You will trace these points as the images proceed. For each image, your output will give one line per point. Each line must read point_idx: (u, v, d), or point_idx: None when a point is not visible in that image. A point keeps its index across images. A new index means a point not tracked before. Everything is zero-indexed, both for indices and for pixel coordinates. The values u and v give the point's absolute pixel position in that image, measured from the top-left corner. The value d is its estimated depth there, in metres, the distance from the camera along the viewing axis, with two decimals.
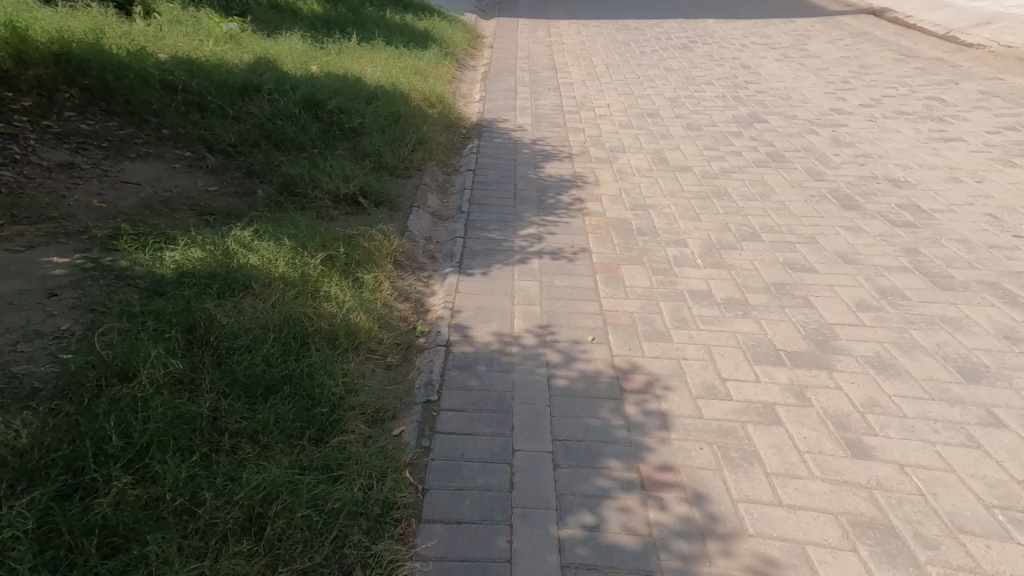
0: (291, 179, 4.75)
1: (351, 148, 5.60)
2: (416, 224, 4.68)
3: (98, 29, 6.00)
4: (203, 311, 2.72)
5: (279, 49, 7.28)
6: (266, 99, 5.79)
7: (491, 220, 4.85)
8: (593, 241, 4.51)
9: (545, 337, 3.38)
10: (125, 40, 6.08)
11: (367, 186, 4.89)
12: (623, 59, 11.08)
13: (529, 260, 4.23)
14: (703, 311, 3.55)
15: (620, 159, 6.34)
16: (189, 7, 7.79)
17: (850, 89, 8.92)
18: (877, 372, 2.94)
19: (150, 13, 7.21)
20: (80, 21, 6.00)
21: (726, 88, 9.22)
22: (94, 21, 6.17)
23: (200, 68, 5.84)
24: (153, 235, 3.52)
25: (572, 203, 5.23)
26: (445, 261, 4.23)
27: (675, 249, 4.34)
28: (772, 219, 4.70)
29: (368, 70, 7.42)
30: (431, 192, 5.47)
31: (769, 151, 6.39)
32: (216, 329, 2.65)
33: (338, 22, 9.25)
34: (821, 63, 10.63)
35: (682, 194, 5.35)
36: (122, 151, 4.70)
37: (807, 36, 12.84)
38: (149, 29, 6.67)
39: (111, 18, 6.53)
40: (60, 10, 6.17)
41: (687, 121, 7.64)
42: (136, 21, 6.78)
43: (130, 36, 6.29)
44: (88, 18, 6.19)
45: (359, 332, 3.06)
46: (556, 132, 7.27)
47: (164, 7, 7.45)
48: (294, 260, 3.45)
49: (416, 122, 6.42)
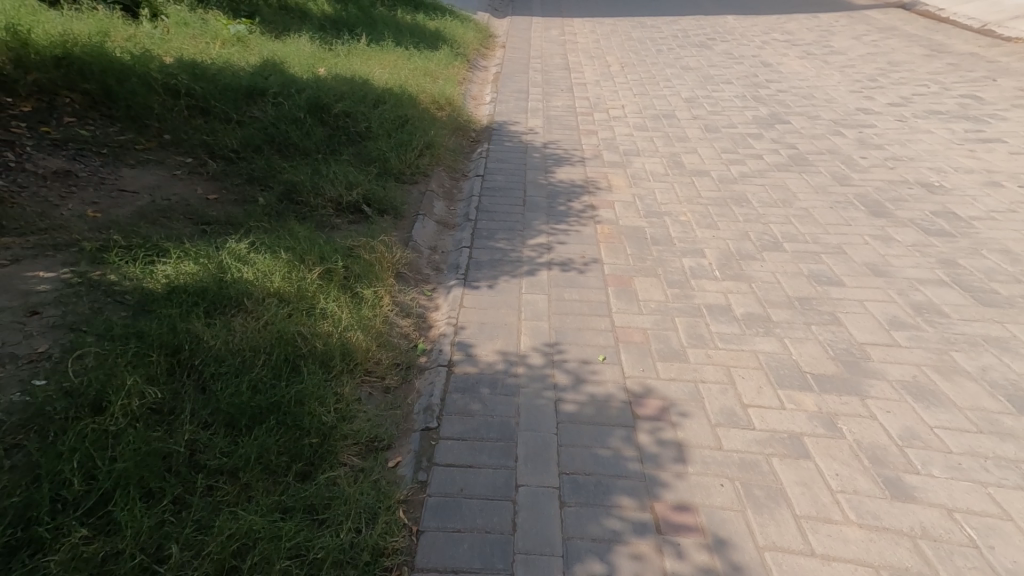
0: (292, 187, 4.61)
1: (356, 153, 5.46)
2: (420, 232, 4.52)
3: (105, 33, 5.92)
4: (189, 333, 2.57)
5: (287, 51, 7.16)
6: (270, 103, 5.66)
7: (499, 228, 4.66)
8: (604, 250, 4.33)
9: (552, 357, 3.19)
10: (130, 43, 6.00)
11: (370, 193, 4.74)
12: (639, 58, 10.82)
13: (538, 271, 4.05)
14: (722, 329, 3.35)
15: (633, 163, 6.13)
16: (197, 9, 7.70)
17: (878, 87, 8.58)
18: (915, 400, 2.69)
19: (158, 15, 7.12)
20: (86, 25, 5.95)
21: (746, 87, 8.93)
22: (100, 24, 6.09)
23: (205, 71, 5.72)
24: (146, 247, 3.39)
25: (583, 210, 5.03)
26: (449, 273, 4.06)
27: (691, 259, 4.15)
28: (795, 227, 4.45)
29: (377, 72, 7.29)
30: (437, 198, 5.30)
31: (792, 153, 6.12)
32: (201, 352, 2.51)
33: (348, 22, 9.14)
34: (846, 60, 10.27)
35: (698, 200, 5.13)
36: (121, 158, 4.62)
37: (833, 31, 12.43)
38: (156, 31, 6.60)
39: (118, 21, 6.47)
40: (66, 13, 6.11)
41: (705, 122, 7.39)
42: (143, 23, 6.69)
43: (137, 39, 6.21)
44: (94, 21, 6.14)
45: (356, 352, 2.89)
46: (568, 135, 7.07)
47: (173, 9, 7.36)
48: (291, 274, 3.29)
49: (424, 125, 6.26)
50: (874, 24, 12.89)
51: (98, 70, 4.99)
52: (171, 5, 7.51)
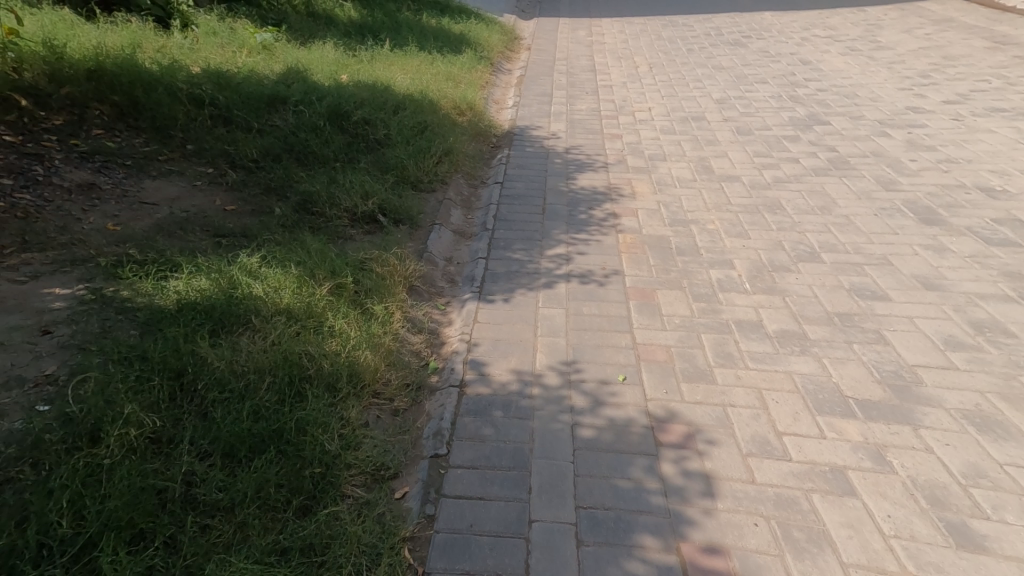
0: (309, 197, 4.55)
1: (374, 161, 5.39)
2: (435, 243, 4.40)
3: (136, 44, 5.99)
4: (192, 354, 2.49)
5: (311, 58, 7.15)
6: (291, 112, 5.63)
7: (517, 238, 4.53)
8: (626, 262, 4.18)
9: (569, 377, 3.02)
10: (159, 53, 6.07)
11: (386, 203, 4.66)
12: (668, 58, 10.55)
13: (556, 284, 3.92)
14: (753, 348, 3.16)
15: (659, 168, 5.95)
16: (226, 18, 7.76)
17: (930, 84, 8.30)
18: (978, 433, 2.45)
19: (188, 25, 7.19)
20: (118, 36, 6.03)
21: (782, 86, 8.60)
22: (132, 35, 6.16)
23: (229, 81, 5.71)
24: (159, 261, 3.32)
25: (605, 219, 4.86)
26: (464, 285, 3.93)
27: (719, 271, 3.98)
28: (834, 236, 4.35)
29: (399, 78, 7.24)
30: (455, 207, 5.19)
31: (832, 157, 5.98)
32: (204, 375, 2.43)
33: (373, 28, 9.14)
34: (895, 56, 9.83)
35: (728, 208, 4.98)
36: (144, 169, 4.57)
37: (881, 25, 11.93)
38: (185, 41, 6.67)
39: (148, 31, 6.54)
40: (100, 25, 6.19)
41: (737, 125, 7.13)
42: (174, 33, 6.76)
43: (167, 50, 6.26)
44: (125, 32, 6.22)
45: (363, 372, 2.78)
46: (593, 139, 6.89)
47: (202, 18, 7.42)
48: (301, 289, 3.21)
49: (443, 131, 6.16)
50: (931, 17, 12.28)
51: (126, 82, 5.03)
52: (201, 14, 7.57)
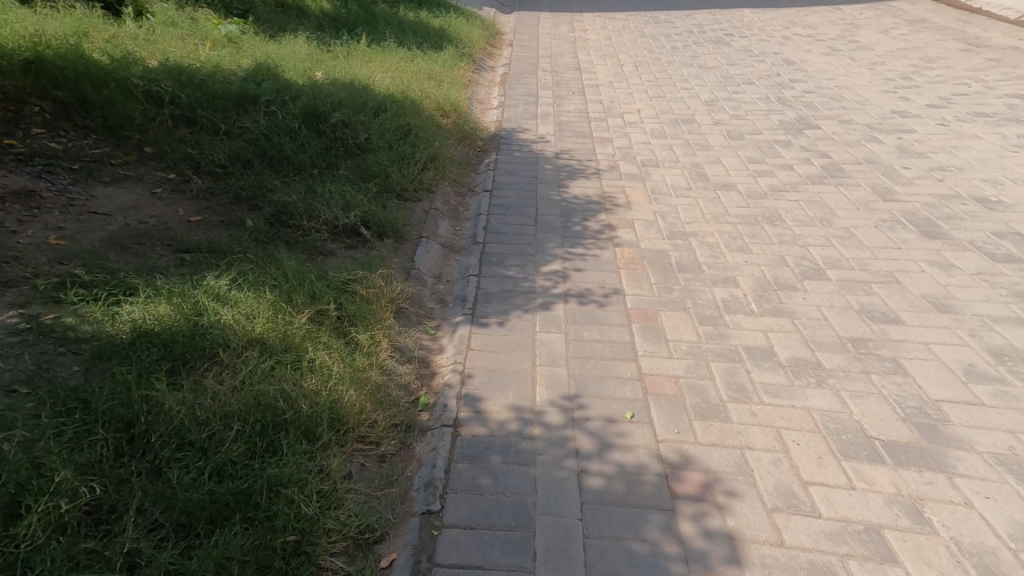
0: (284, 208, 4.23)
1: (355, 167, 5.09)
2: (423, 258, 4.17)
3: (83, 34, 5.55)
4: (146, 400, 2.18)
5: (282, 53, 6.76)
6: (263, 113, 5.28)
7: (509, 252, 4.29)
8: (625, 279, 3.96)
9: (572, 415, 2.81)
10: (110, 45, 5.62)
11: (369, 215, 4.38)
12: (653, 56, 10.35)
13: (553, 305, 3.71)
14: (766, 379, 2.95)
15: (653, 175, 5.74)
16: (186, 6, 7.28)
17: (914, 87, 8.25)
18: (1016, 482, 2.33)
19: (144, 15, 6.73)
20: (63, 25, 5.55)
21: (769, 88, 8.47)
22: (77, 22, 5.70)
23: (193, 78, 5.34)
24: (111, 283, 2.96)
25: (601, 231, 4.64)
26: (455, 306, 3.69)
27: (723, 290, 3.78)
28: (836, 251, 4.19)
29: (378, 76, 6.90)
30: (443, 217, 4.93)
31: (825, 163, 5.83)
32: (159, 426, 2.11)
33: (347, 21, 8.74)
34: (877, 57, 9.79)
35: (725, 219, 4.79)
36: (94, 175, 4.17)
37: (860, 25, 11.91)
38: (140, 32, 6.22)
39: (98, 20, 6.06)
40: (40, 10, 5.69)
41: (727, 129, 6.96)
42: (128, 22, 6.29)
43: (119, 41, 5.84)
44: (71, 20, 5.73)
45: (347, 414, 2.49)
46: (581, 143, 6.65)
47: (159, 7, 6.95)
48: (276, 317, 2.90)
49: (428, 135, 5.86)
50: (907, 17, 12.34)
51: (71, 75, 4.63)
52: (158, 3, 7.09)
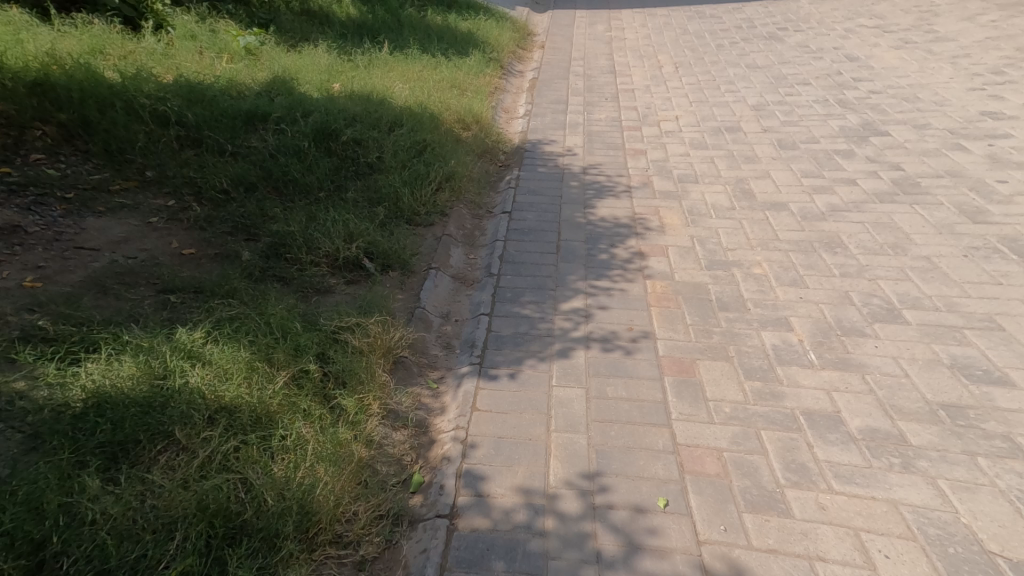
0: (282, 239, 3.91)
1: (363, 189, 4.76)
2: (430, 294, 3.81)
3: (99, 52, 5.45)
4: (69, 513, 1.90)
5: (300, 65, 6.53)
6: (271, 131, 5.02)
7: (527, 287, 3.96)
8: (656, 319, 3.61)
9: (593, 501, 2.32)
10: (124, 62, 5.48)
11: (373, 245, 4.02)
12: (696, 56, 9.72)
13: (572, 352, 3.33)
14: (834, 458, 2.42)
15: (691, 194, 5.23)
16: (208, 18, 7.14)
17: (1006, 84, 7.41)
18: None
19: (164, 28, 6.61)
20: (78, 43, 5.46)
21: (828, 88, 7.74)
22: (94, 39, 5.60)
23: (203, 95, 5.13)
24: (75, 339, 2.66)
25: (630, 259, 4.30)
26: (462, 353, 3.34)
27: (773, 334, 3.38)
28: (915, 286, 3.70)
29: (399, 87, 6.59)
30: (457, 245, 4.54)
31: (897, 177, 5.26)
32: (78, 553, 1.81)
33: (372, 28, 8.49)
34: (959, 49, 8.91)
35: (775, 245, 4.34)
36: (88, 205, 3.95)
37: (938, 13, 10.91)
38: (157, 45, 6.08)
39: (116, 35, 5.96)
40: (58, 29, 5.65)
41: (778, 137, 6.34)
42: (146, 36, 6.18)
43: (135, 57, 5.72)
44: (88, 36, 5.64)
45: (317, 510, 2.11)
46: (613, 156, 6.14)
47: (180, 20, 6.82)
48: (247, 379, 2.52)
49: (446, 151, 5.48)
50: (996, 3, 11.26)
51: (75, 95, 4.46)
52: (179, 14, 6.96)
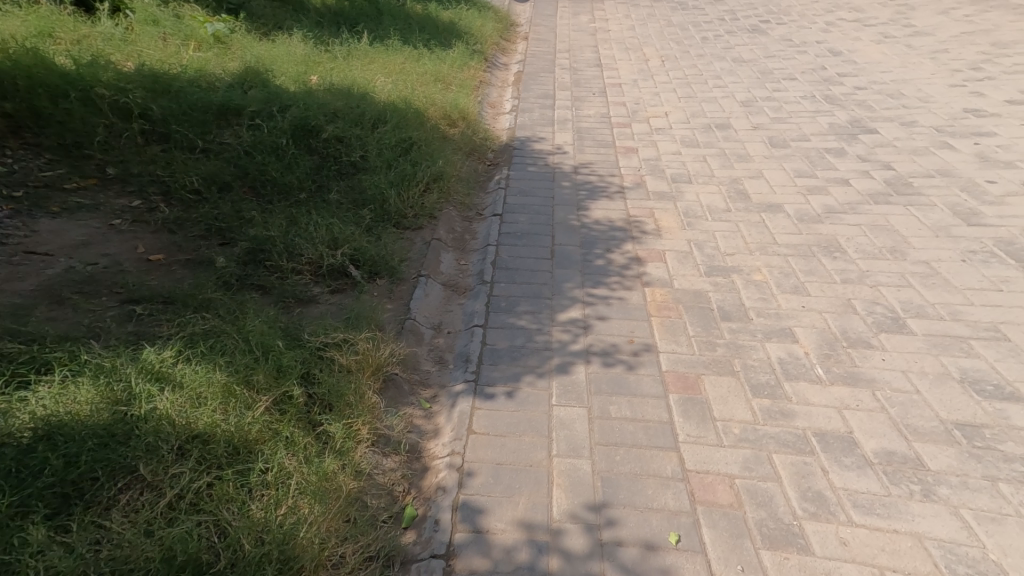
0: (260, 244, 3.65)
1: (347, 190, 4.52)
2: (420, 304, 3.63)
3: (48, 35, 5.20)
4: (9, 571, 1.67)
5: (274, 54, 6.22)
6: (246, 127, 4.74)
7: (522, 296, 3.81)
8: (658, 330, 3.50)
9: (600, 537, 2.21)
10: (78, 48, 5.19)
11: (360, 252, 3.81)
12: (682, 49, 9.57)
13: (572, 367, 3.20)
14: (851, 486, 2.37)
15: (685, 194, 5.09)
16: (171, 1, 6.79)
17: (986, 79, 7.43)
18: None
19: (123, 11, 6.28)
20: (26, 26, 5.19)
21: (814, 83, 7.67)
22: (44, 21, 5.33)
23: (169, 86, 4.82)
24: (23, 359, 2.35)
25: (627, 265, 4.16)
26: (456, 369, 3.15)
27: (779, 346, 3.26)
28: (917, 292, 3.61)
29: (380, 80, 6.33)
30: (446, 249, 4.35)
31: (889, 176, 5.19)
32: None
33: (349, 16, 8.17)
34: (939, 43, 8.92)
35: (774, 249, 4.22)
36: (41, 204, 3.66)
37: (914, 6, 10.95)
38: (115, 30, 5.78)
39: (69, 18, 5.66)
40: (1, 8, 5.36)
41: (769, 134, 6.23)
42: (103, 20, 5.86)
43: (91, 42, 5.45)
44: (36, 18, 5.35)
45: (300, 556, 1.90)
46: (604, 154, 5.96)
47: (140, 3, 6.49)
48: (222, 406, 2.26)
49: (433, 150, 5.25)
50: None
51: (22, 84, 4.19)
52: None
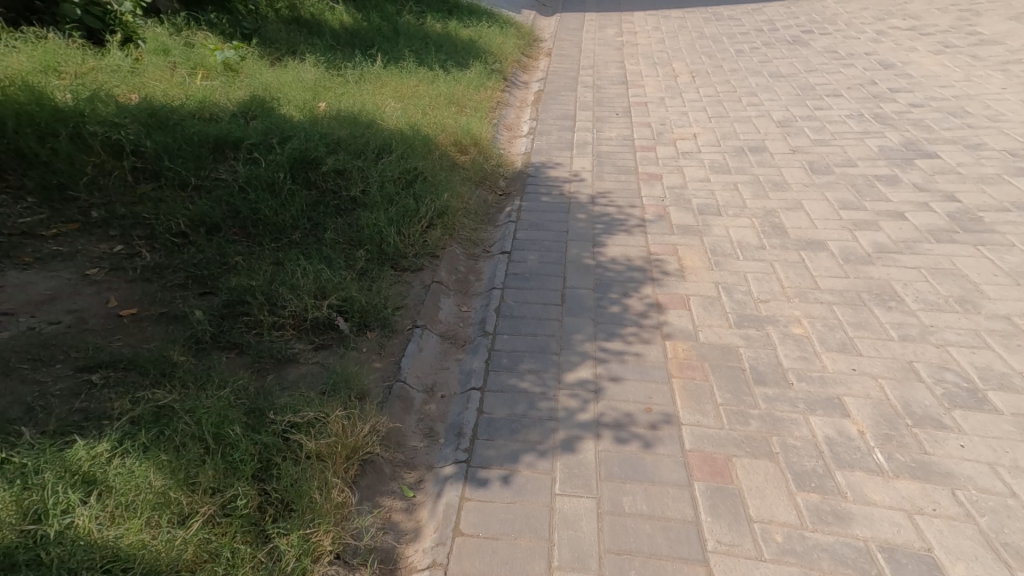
0: (241, 297, 3.38)
1: (344, 228, 4.21)
2: (411, 361, 3.29)
3: (52, 69, 5.13)
4: None
5: (284, 80, 6.02)
6: (243, 161, 4.49)
7: (527, 350, 3.41)
8: (680, 396, 3.03)
9: None
10: (80, 81, 5.10)
11: (350, 303, 3.50)
12: (714, 64, 9.09)
13: (579, 444, 2.79)
14: None
15: (715, 228, 4.62)
16: (184, 29, 6.68)
17: None
18: None
19: (133, 40, 6.18)
20: (29, 59, 5.15)
21: (861, 100, 7.11)
22: (48, 53, 5.28)
23: (166, 119, 4.62)
24: None
25: (645, 312, 3.71)
26: (446, 445, 2.83)
27: (825, 421, 2.79)
28: (996, 356, 3.13)
29: (391, 105, 6.05)
30: (447, 293, 3.99)
31: (954, 211, 4.68)
32: None
33: (366, 38, 7.98)
34: (1007, 53, 8.24)
35: (816, 296, 3.73)
36: (11, 253, 3.50)
37: (978, 12, 10.23)
38: (122, 59, 5.69)
39: (78, 50, 5.61)
40: (7, 44, 5.34)
41: (809, 158, 5.72)
42: (112, 51, 5.77)
43: (95, 74, 5.38)
44: (41, 50, 5.31)
45: None
46: (625, 182, 5.53)
47: (150, 31, 6.36)
48: (151, 523, 2.00)
49: (439, 181, 4.91)
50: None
51: (13, 124, 4.07)
52: (151, 25, 6.56)
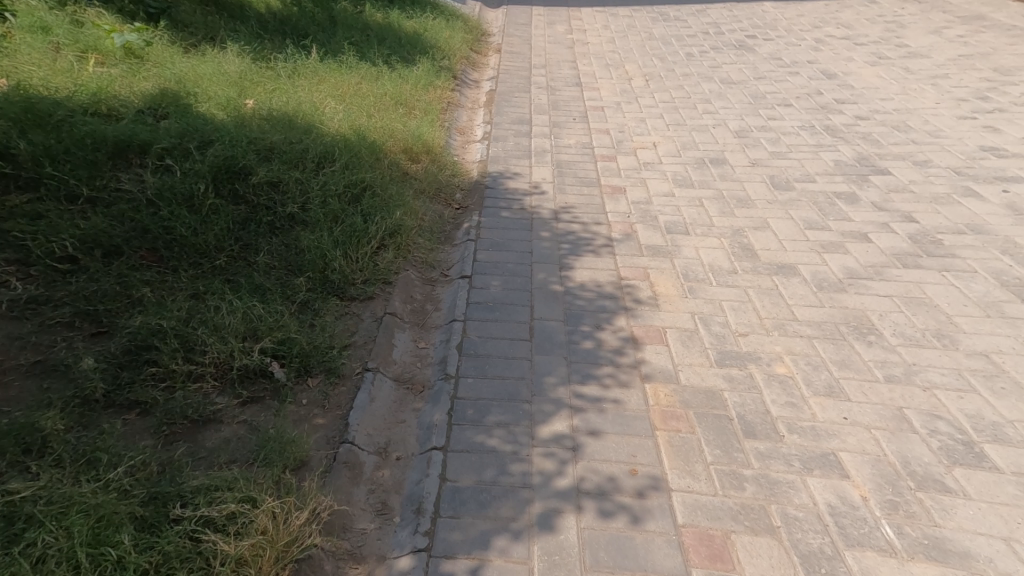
0: (146, 344, 2.77)
1: (279, 253, 3.63)
2: (360, 417, 2.80)
3: None
4: None
5: (201, 71, 5.26)
6: (152, 169, 3.78)
7: (495, 397, 2.99)
8: (669, 455, 2.71)
9: None
10: None
11: (285, 346, 2.95)
12: (666, 67, 8.94)
13: (560, 519, 2.43)
14: None
15: (684, 249, 4.36)
16: (72, 5, 5.77)
17: (993, 111, 7.01)
18: None
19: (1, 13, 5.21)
20: None
21: (811, 111, 7.11)
22: None
23: (50, 113, 3.81)
24: None
25: (621, 349, 3.37)
26: (403, 527, 2.41)
27: (826, 485, 2.55)
28: (981, 401, 3.02)
29: (329, 104, 5.42)
30: (401, 327, 3.50)
31: (914, 232, 4.65)
32: None
33: (297, 25, 7.24)
34: (936, 67, 8.55)
35: (794, 328, 3.53)
36: None
37: (904, 24, 10.64)
38: None
39: None
40: None
41: (769, 172, 5.59)
42: None
43: None
44: None
45: None
46: (588, 196, 5.19)
47: (27, 7, 5.44)
48: None
49: (389, 194, 4.37)
50: (958, 12, 11.16)
51: None
52: None
